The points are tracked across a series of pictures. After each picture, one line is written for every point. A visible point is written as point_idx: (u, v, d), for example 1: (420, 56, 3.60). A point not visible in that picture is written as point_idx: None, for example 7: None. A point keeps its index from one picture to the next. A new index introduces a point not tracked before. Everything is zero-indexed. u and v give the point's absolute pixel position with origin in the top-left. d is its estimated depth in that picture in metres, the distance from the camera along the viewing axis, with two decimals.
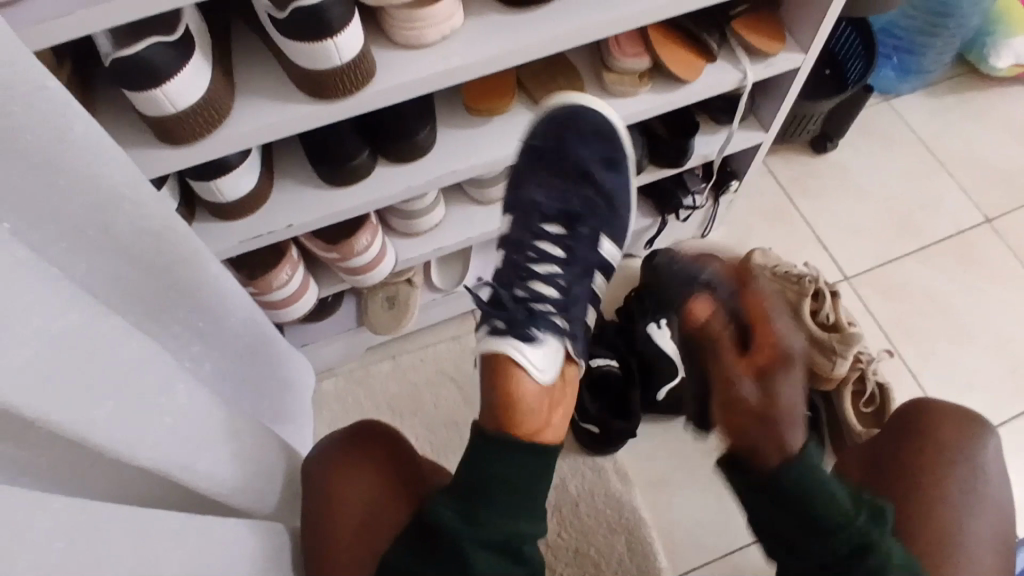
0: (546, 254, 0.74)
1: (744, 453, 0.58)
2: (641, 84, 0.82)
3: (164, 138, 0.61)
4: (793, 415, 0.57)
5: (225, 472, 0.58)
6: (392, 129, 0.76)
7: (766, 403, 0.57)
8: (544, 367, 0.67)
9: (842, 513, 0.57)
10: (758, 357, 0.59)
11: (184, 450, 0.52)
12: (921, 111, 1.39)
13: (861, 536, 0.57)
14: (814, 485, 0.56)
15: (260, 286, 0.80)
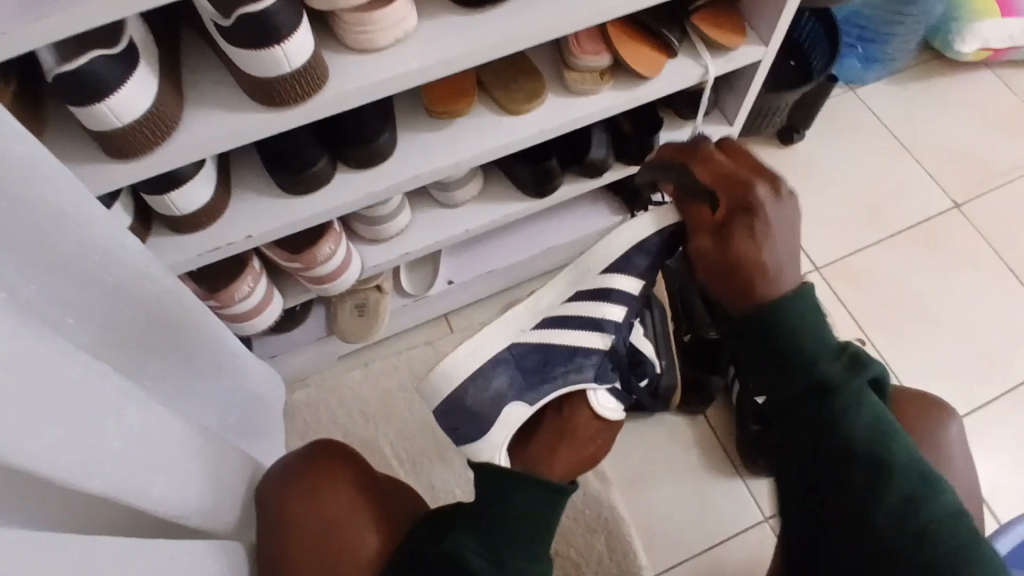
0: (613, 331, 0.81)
1: (745, 289, 0.58)
2: (602, 82, 0.81)
3: (111, 153, 0.59)
4: (783, 255, 0.57)
5: (187, 495, 0.57)
6: (351, 135, 0.75)
7: (751, 232, 0.57)
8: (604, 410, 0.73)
9: (834, 356, 0.56)
10: (723, 206, 0.59)
11: (143, 474, 0.50)
12: (885, 100, 1.40)
13: (855, 370, 0.57)
14: (790, 324, 0.55)
15: (222, 299, 0.79)
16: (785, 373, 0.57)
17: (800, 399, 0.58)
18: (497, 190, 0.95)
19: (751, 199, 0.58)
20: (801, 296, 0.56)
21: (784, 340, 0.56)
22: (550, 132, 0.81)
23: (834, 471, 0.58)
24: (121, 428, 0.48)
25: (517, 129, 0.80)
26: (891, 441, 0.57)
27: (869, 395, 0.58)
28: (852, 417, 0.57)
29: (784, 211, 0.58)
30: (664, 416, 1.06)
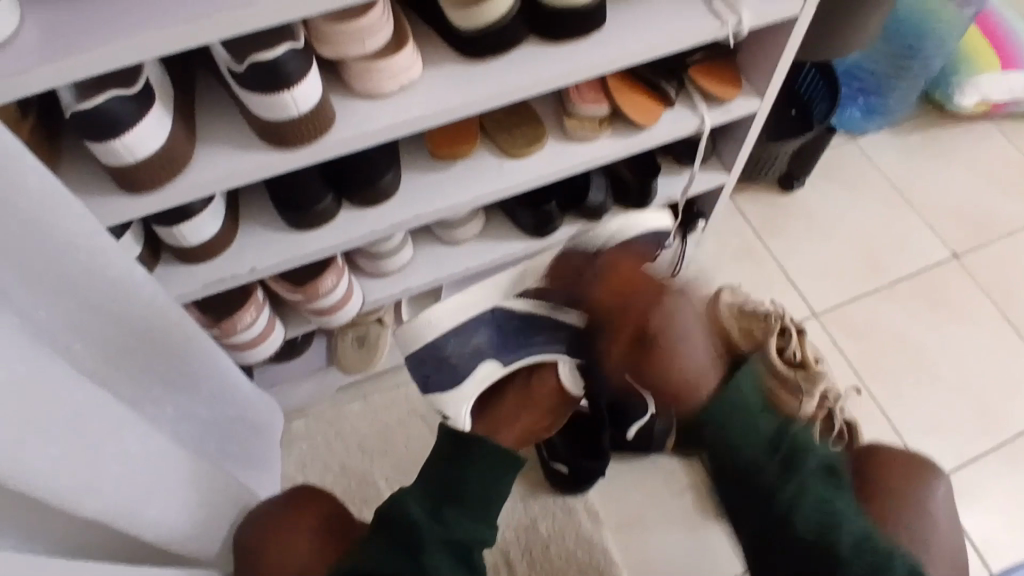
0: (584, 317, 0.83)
1: (677, 399, 0.75)
2: (600, 130, 0.84)
3: (125, 187, 0.62)
4: (697, 356, 0.73)
5: (178, 519, 0.58)
6: (356, 175, 0.78)
7: (658, 348, 0.71)
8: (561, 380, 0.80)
9: (762, 439, 0.71)
10: (627, 329, 0.72)
11: (137, 498, 0.51)
12: (885, 150, 1.43)
13: (790, 453, 0.70)
14: (722, 429, 0.73)
15: (225, 329, 0.81)
16: (741, 481, 0.71)
17: (749, 474, 0.71)
18: (498, 229, 0.97)
19: (650, 321, 0.71)
20: (734, 396, 0.73)
21: (723, 434, 0.72)
22: (549, 176, 0.84)
23: (779, 542, 0.67)
24: (120, 452, 0.50)
25: (517, 173, 0.83)
26: (838, 523, 0.64)
27: (816, 480, 0.68)
28: (795, 505, 0.66)
29: (682, 318, 0.72)
30: (659, 458, 1.06)
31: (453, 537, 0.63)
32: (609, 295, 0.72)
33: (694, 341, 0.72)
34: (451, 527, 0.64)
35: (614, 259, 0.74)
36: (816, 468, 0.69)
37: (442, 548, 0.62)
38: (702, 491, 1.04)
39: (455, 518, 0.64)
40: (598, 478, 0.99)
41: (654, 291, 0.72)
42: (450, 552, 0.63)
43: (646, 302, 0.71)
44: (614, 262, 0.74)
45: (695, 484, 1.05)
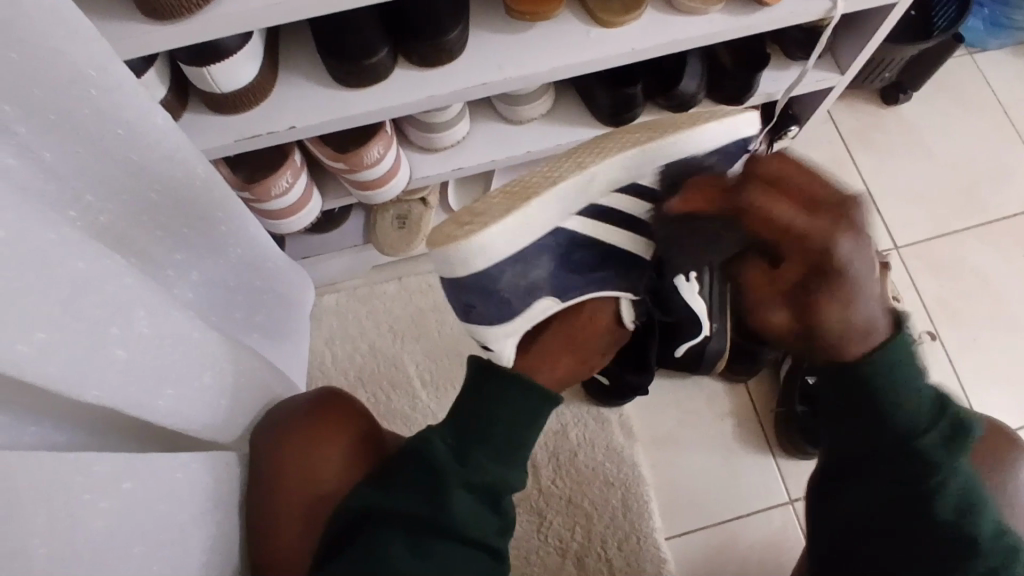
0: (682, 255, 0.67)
1: (819, 349, 0.51)
2: (713, 2, 0.69)
3: (146, 13, 0.52)
4: (873, 307, 0.48)
5: (191, 406, 0.53)
6: (417, 27, 0.66)
7: (833, 285, 0.47)
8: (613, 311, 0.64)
9: (920, 401, 0.51)
10: (790, 266, 0.48)
11: (138, 386, 0.46)
12: (1010, 71, 1.24)
13: (951, 426, 0.52)
14: (876, 380, 0.50)
15: (258, 193, 0.72)
16: (874, 442, 0.54)
17: (889, 437, 0.53)
18: (568, 112, 0.85)
19: (821, 257, 0.46)
20: (900, 345, 0.50)
21: (874, 389, 0.51)
22: (641, 54, 0.71)
23: (898, 516, 0.54)
24: (120, 334, 0.44)
25: (603, 44, 0.70)
26: (982, 504, 0.52)
27: (945, 459, 0.52)
28: (940, 490, 0.52)
29: (864, 247, 0.46)
30: (704, 379, 1.00)
31: (477, 480, 0.54)
32: (738, 211, 0.48)
33: (870, 278, 0.47)
34: (477, 470, 0.54)
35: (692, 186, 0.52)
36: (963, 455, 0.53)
37: (465, 492, 0.53)
38: (744, 417, 0.99)
39: (480, 459, 0.54)
40: (639, 394, 0.93)
41: (836, 218, 0.45)
42: (469, 494, 0.53)
43: (822, 242, 0.45)
44: (771, 162, 0.48)
45: (738, 410, 0.99)
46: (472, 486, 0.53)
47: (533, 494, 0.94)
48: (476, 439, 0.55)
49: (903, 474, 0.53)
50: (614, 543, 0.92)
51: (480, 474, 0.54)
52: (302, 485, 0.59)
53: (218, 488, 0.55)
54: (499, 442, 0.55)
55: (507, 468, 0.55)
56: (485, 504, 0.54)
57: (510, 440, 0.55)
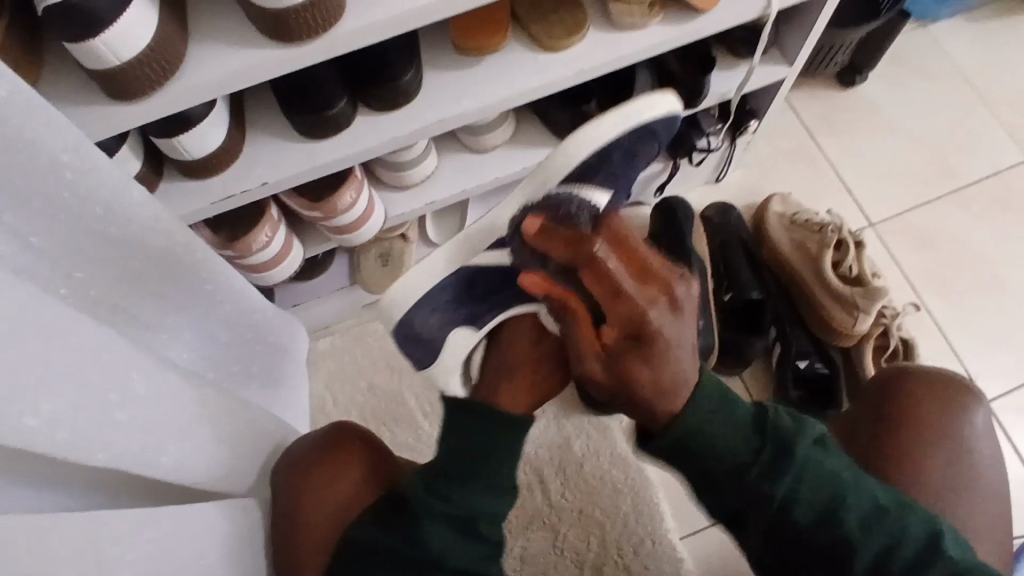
0: None
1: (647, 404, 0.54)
2: (651, 14, 0.72)
3: (112, 94, 0.55)
4: (683, 355, 0.54)
5: (193, 461, 0.55)
6: (373, 74, 0.69)
7: (643, 358, 0.52)
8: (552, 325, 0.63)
9: (737, 436, 0.56)
10: (653, 289, 0.54)
11: (144, 444, 0.48)
12: (961, 38, 1.27)
13: (773, 433, 0.57)
14: (702, 423, 0.54)
15: (241, 249, 0.75)
16: (718, 490, 0.58)
17: (744, 484, 0.56)
18: (530, 135, 0.88)
19: (631, 371, 0.52)
20: (709, 385, 0.56)
21: (696, 441, 0.55)
22: (589, 72, 0.74)
23: (774, 535, 0.58)
24: (121, 396, 0.46)
25: (552, 67, 0.73)
26: (843, 498, 0.58)
27: (814, 456, 0.58)
28: (794, 501, 0.57)
29: (686, 321, 0.54)
30: None
31: (455, 513, 0.58)
32: (569, 308, 0.55)
33: (682, 359, 0.54)
34: (453, 503, 0.58)
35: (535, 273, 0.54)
36: (811, 447, 0.58)
37: (442, 525, 0.57)
38: None
39: (458, 494, 0.58)
40: None
41: (662, 288, 0.54)
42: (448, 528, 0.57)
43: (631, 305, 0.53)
44: (619, 224, 0.55)
45: None
46: (444, 518, 0.58)
47: (545, 510, 0.95)
48: (450, 474, 0.58)
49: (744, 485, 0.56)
50: (630, 549, 0.93)
51: (458, 506, 0.58)
52: (321, 528, 0.61)
53: (237, 535, 0.56)
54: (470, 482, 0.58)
55: (485, 502, 0.58)
56: (462, 535, 0.58)
57: (496, 474, 0.58)
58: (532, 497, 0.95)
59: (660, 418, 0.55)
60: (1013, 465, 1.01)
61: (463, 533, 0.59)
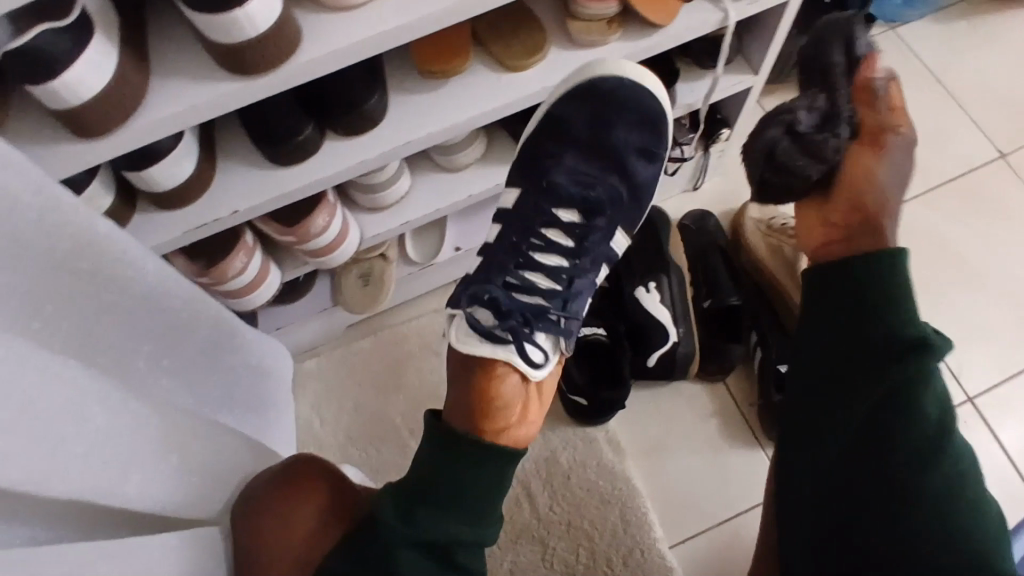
0: (546, 258, 0.72)
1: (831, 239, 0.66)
2: (610, 31, 0.74)
3: (74, 133, 0.56)
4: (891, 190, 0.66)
5: (162, 489, 0.56)
6: (338, 102, 0.70)
7: (865, 153, 0.66)
8: (473, 334, 0.63)
9: (911, 322, 0.60)
10: (870, 134, 0.67)
11: (108, 476, 0.49)
12: (931, 38, 1.28)
13: (922, 345, 0.59)
14: (857, 290, 0.62)
15: (215, 275, 0.76)
16: (853, 342, 0.62)
17: (871, 337, 0.61)
18: (501, 152, 0.89)
19: (867, 201, 0.64)
20: (885, 280, 0.61)
21: (856, 264, 0.63)
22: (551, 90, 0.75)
23: (875, 424, 0.60)
24: (83, 429, 0.47)
25: (514, 87, 0.74)
26: (953, 428, 0.59)
27: (936, 380, 0.59)
28: (915, 395, 0.59)
29: (887, 165, 0.66)
30: (681, 383, 1.02)
31: (422, 537, 0.57)
32: (857, 97, 0.67)
33: (898, 189, 0.66)
34: (418, 526, 0.57)
35: (880, 66, 0.68)
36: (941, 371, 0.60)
37: (411, 549, 0.57)
38: (727, 415, 1.01)
39: (425, 517, 0.58)
40: (619, 408, 0.96)
41: (882, 145, 0.66)
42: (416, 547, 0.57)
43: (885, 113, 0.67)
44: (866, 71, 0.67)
45: (720, 409, 1.01)
46: (414, 542, 0.57)
47: (533, 523, 0.95)
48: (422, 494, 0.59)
49: (871, 364, 0.61)
50: (619, 560, 0.93)
51: (426, 532, 0.58)
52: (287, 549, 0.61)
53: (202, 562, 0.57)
54: (445, 496, 0.58)
55: (456, 527, 0.58)
56: (434, 561, 0.58)
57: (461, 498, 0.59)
58: (518, 511, 0.96)
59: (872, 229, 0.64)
60: (999, 459, 1.01)
61: (435, 558, 0.58)
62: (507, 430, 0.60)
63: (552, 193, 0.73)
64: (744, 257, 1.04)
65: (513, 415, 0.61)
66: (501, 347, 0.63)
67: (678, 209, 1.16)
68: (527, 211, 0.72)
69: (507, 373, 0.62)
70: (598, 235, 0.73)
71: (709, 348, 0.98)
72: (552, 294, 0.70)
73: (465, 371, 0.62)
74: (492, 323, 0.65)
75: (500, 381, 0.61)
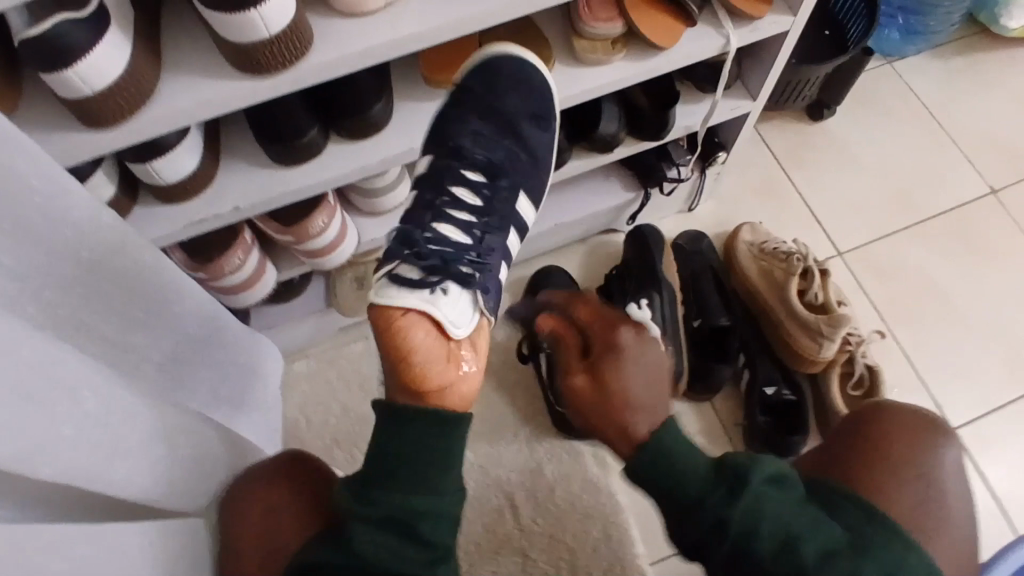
0: (458, 214, 0.66)
1: (613, 421, 0.63)
2: (614, 51, 0.76)
3: (85, 122, 0.57)
4: (643, 382, 0.64)
5: (147, 481, 0.55)
6: (344, 106, 0.71)
7: (618, 364, 0.65)
8: (403, 297, 0.59)
9: (697, 468, 0.61)
10: (597, 347, 0.68)
11: (96, 462, 0.49)
12: (926, 74, 1.31)
13: (730, 477, 0.60)
14: (665, 456, 0.61)
15: (211, 272, 0.77)
16: (687, 513, 0.60)
17: (693, 509, 0.60)
18: None
19: (610, 384, 0.64)
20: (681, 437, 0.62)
21: (659, 475, 0.61)
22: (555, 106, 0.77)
23: (740, 569, 0.58)
24: (71, 412, 0.47)
25: None
26: (800, 537, 0.57)
27: (767, 494, 0.59)
28: (754, 535, 0.58)
29: (647, 350, 0.68)
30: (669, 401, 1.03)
31: (394, 517, 0.56)
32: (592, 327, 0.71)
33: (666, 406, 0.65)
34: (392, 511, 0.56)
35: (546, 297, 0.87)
36: (762, 485, 0.60)
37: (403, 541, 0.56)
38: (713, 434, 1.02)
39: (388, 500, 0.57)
40: None
41: (614, 349, 0.67)
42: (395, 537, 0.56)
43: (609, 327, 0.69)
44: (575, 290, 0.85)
45: (704, 427, 1.03)
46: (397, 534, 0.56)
47: (515, 534, 0.95)
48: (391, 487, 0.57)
49: (711, 534, 0.59)
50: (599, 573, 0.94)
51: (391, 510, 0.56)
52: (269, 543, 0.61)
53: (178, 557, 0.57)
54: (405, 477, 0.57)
55: (421, 508, 0.57)
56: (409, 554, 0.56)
57: (423, 470, 0.57)
58: (501, 521, 0.96)
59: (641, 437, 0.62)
60: (976, 491, 1.02)
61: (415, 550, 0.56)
62: (441, 390, 0.58)
63: (455, 156, 0.68)
64: (736, 277, 1.06)
65: (441, 373, 0.58)
66: (416, 300, 0.59)
67: (672, 229, 1.18)
68: (437, 169, 0.67)
69: (420, 332, 0.58)
70: (501, 196, 0.69)
71: (699, 367, 1.00)
72: (471, 249, 0.66)
73: (382, 333, 0.59)
74: (414, 277, 0.60)
75: (420, 343, 0.58)
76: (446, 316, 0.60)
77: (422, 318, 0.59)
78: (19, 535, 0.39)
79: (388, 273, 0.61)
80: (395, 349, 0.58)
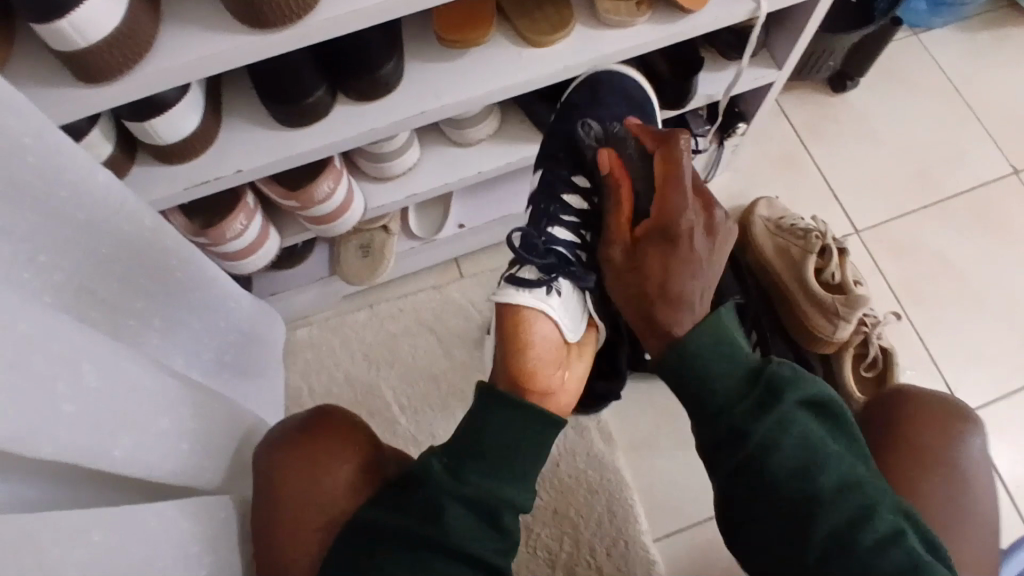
0: (567, 210, 0.75)
1: (653, 312, 0.61)
2: (638, 13, 0.71)
3: (80, 76, 0.53)
4: (692, 293, 0.61)
5: (151, 454, 0.54)
6: (352, 64, 0.67)
7: (665, 255, 0.63)
8: (531, 300, 0.64)
9: (730, 371, 0.58)
10: (653, 222, 0.64)
11: (95, 438, 0.47)
12: (952, 47, 1.26)
13: (767, 387, 0.57)
14: (699, 356, 0.58)
15: (214, 237, 0.73)
16: (703, 405, 0.59)
17: (712, 423, 0.58)
18: (514, 131, 0.87)
19: (665, 221, 0.63)
20: (715, 327, 0.59)
21: (692, 359, 0.58)
22: (573, 69, 0.73)
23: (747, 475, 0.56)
24: (67, 386, 0.45)
25: (535, 63, 0.72)
26: (821, 462, 0.55)
27: (799, 416, 0.57)
28: (774, 443, 0.56)
29: (699, 251, 0.63)
30: None
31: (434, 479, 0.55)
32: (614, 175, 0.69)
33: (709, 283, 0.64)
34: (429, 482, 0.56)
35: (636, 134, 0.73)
36: (796, 406, 0.57)
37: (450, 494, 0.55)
38: None
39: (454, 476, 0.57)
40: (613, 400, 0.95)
41: (671, 240, 0.63)
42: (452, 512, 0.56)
43: (681, 192, 0.64)
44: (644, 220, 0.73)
45: None
46: (440, 488, 0.56)
47: None
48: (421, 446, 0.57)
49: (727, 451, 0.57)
50: (602, 549, 0.93)
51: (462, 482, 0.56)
52: (298, 510, 0.58)
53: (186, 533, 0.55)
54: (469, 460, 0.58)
55: None
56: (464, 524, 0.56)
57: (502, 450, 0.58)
58: None
59: (666, 337, 0.60)
60: None
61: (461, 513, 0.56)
62: (546, 393, 0.62)
63: (561, 169, 0.77)
64: (749, 253, 1.04)
65: (548, 376, 0.62)
66: (535, 301, 0.65)
67: None
68: (547, 182, 0.77)
69: (542, 325, 0.64)
70: (600, 211, 0.76)
71: None
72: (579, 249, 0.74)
73: (504, 328, 0.64)
74: (529, 278, 0.67)
75: (540, 338, 0.63)
76: (556, 315, 0.65)
77: (547, 322, 0.64)
78: (8, 525, 0.37)
79: (508, 280, 0.68)
80: (512, 343, 0.63)
